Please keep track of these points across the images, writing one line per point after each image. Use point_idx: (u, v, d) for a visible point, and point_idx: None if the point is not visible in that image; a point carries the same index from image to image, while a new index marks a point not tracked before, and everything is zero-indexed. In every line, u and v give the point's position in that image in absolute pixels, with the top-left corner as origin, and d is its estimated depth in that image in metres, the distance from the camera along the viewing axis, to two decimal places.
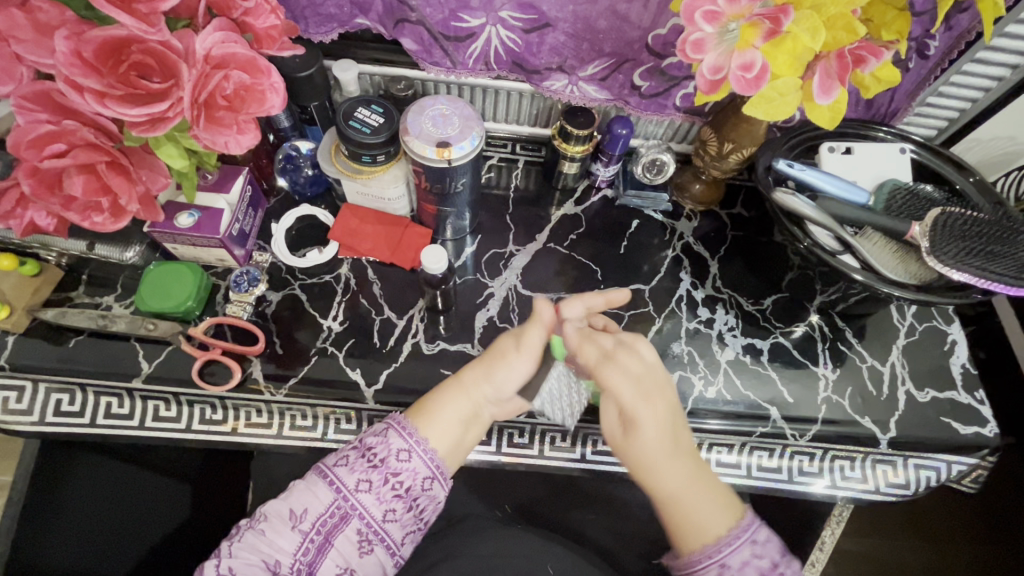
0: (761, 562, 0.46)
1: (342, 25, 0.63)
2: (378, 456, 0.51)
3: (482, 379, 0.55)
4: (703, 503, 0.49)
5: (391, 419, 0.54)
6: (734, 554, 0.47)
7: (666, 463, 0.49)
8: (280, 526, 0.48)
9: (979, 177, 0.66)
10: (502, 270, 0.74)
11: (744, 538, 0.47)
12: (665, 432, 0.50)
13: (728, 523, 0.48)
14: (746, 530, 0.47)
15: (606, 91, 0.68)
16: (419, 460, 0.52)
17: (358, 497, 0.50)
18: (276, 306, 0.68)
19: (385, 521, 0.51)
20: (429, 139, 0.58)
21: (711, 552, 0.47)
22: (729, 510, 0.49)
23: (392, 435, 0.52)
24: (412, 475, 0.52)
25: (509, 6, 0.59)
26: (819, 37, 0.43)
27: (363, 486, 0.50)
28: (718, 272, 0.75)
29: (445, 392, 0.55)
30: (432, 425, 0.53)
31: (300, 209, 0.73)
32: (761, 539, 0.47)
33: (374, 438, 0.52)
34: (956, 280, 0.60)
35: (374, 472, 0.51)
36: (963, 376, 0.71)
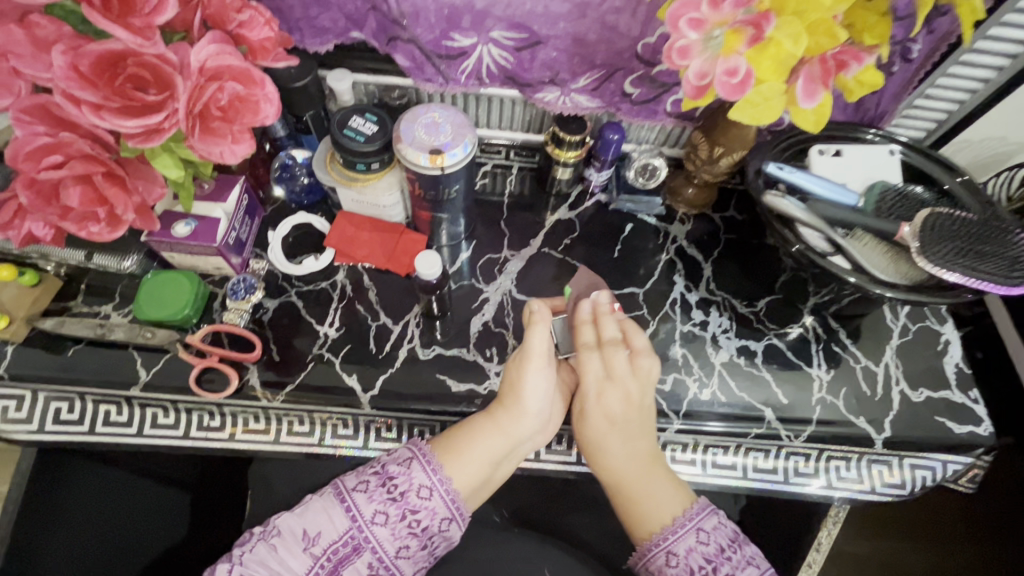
0: (705, 548, 0.54)
1: (336, 36, 0.64)
2: (398, 489, 0.53)
3: (515, 413, 0.58)
4: (654, 495, 0.58)
5: (415, 449, 0.56)
6: (680, 541, 0.55)
7: (623, 453, 0.60)
8: (293, 546, 0.51)
9: (967, 177, 0.67)
10: (497, 275, 0.74)
11: (690, 527, 0.55)
12: (623, 429, 0.61)
13: (679, 509, 0.57)
14: (692, 519, 0.55)
15: (598, 100, 0.69)
16: (439, 499, 0.54)
17: (373, 530, 0.52)
18: (273, 314, 0.69)
19: (397, 557, 0.53)
20: (422, 147, 0.59)
21: (660, 539, 0.55)
22: (681, 500, 0.57)
23: (415, 468, 0.54)
24: (430, 515, 0.53)
25: (500, 25, 0.60)
26: (802, 43, 0.43)
27: (379, 519, 0.52)
28: (711, 274, 0.76)
29: (476, 433, 0.57)
30: (459, 466, 0.55)
31: (295, 217, 0.73)
32: (707, 528, 0.55)
33: (395, 467, 0.54)
34: (947, 280, 0.60)
35: (393, 506, 0.52)
36: (957, 375, 0.72)
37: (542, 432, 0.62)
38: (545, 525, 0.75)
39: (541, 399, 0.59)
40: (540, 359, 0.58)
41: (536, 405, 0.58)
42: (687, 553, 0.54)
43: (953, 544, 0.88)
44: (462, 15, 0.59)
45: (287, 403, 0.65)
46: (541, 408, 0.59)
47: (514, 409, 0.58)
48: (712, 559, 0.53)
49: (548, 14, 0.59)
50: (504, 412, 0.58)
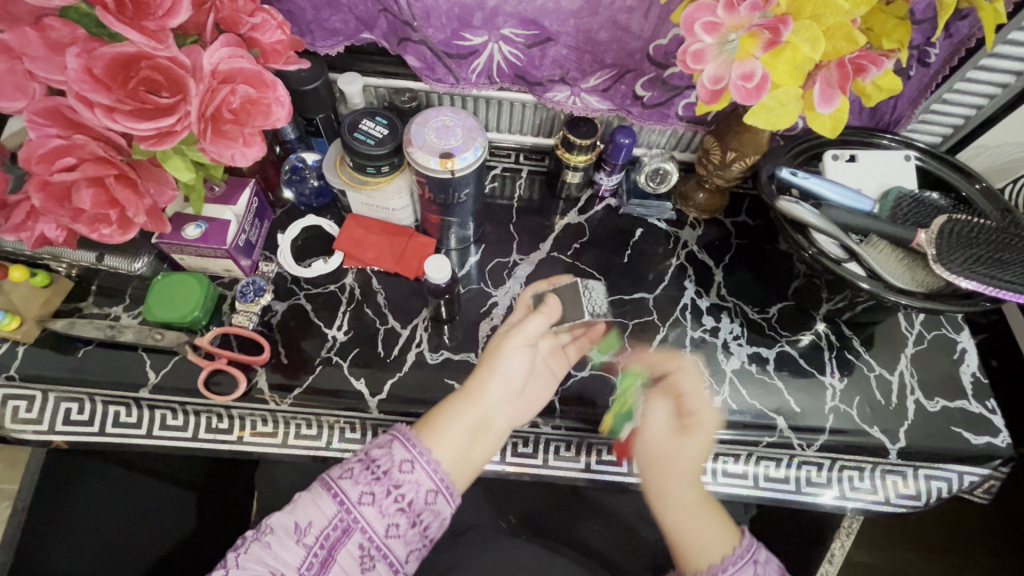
0: None
1: (348, 39, 0.64)
2: (380, 469, 0.52)
3: (487, 383, 0.58)
4: (704, 530, 0.53)
5: (396, 431, 0.54)
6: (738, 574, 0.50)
7: (685, 482, 0.57)
8: (286, 539, 0.49)
9: (986, 183, 0.66)
10: (506, 279, 0.74)
11: (748, 559, 0.51)
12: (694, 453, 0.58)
13: (730, 544, 0.52)
14: (749, 549, 0.51)
15: (608, 102, 0.68)
16: (422, 471, 0.53)
17: (361, 510, 0.51)
18: (282, 316, 0.69)
19: (387, 536, 0.51)
20: (433, 150, 0.59)
21: (719, 570, 0.50)
22: (731, 533, 0.53)
23: (395, 446, 0.53)
24: (414, 488, 0.52)
25: (511, 24, 0.59)
26: (819, 48, 0.43)
27: (365, 499, 0.51)
28: (722, 280, 0.75)
29: (450, 402, 0.57)
30: (430, 431, 0.55)
31: (305, 219, 0.73)
32: (761, 560, 0.51)
33: (378, 450, 0.53)
34: (965, 288, 0.59)
35: (377, 485, 0.51)
36: (974, 385, 0.70)
37: (520, 406, 0.60)
38: (552, 532, 0.74)
39: (515, 370, 0.58)
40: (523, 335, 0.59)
41: (504, 374, 0.58)
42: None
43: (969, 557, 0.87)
44: (472, 14, 0.58)
45: (295, 406, 0.65)
46: (511, 376, 0.58)
47: (487, 378, 0.58)
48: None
49: (559, 11, 0.58)
50: (477, 384, 0.58)
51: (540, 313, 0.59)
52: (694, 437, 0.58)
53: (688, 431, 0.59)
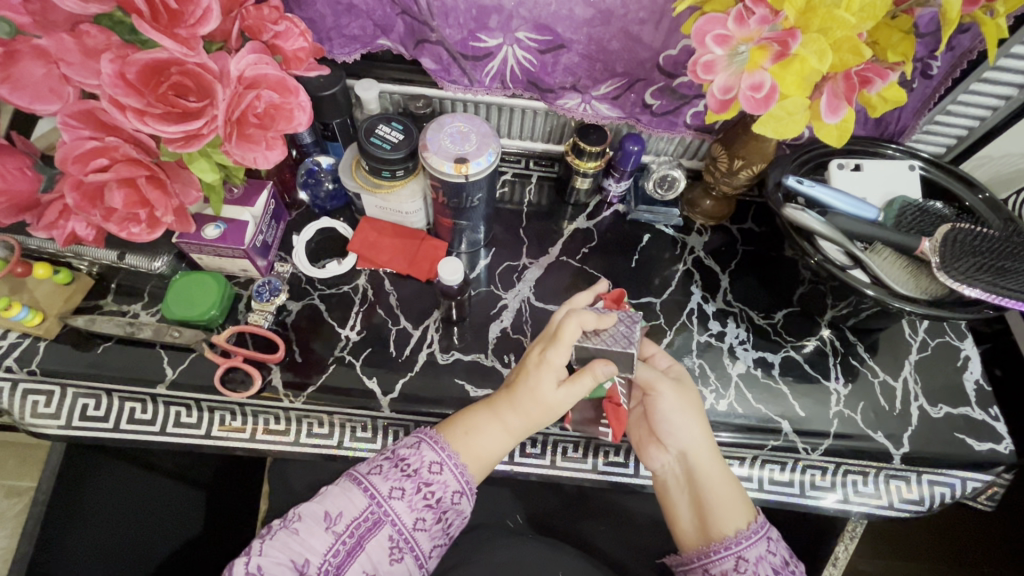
0: (774, 558, 0.53)
1: (364, 46, 0.66)
2: (411, 466, 0.53)
3: (520, 407, 0.56)
4: (729, 498, 0.55)
5: (421, 432, 0.56)
6: (752, 548, 0.53)
7: (705, 437, 0.58)
8: (314, 527, 0.50)
9: (989, 194, 0.67)
10: (516, 283, 0.75)
11: (763, 534, 0.54)
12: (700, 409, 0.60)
13: (753, 512, 0.55)
14: (765, 526, 0.54)
15: (618, 110, 0.70)
16: (450, 474, 0.54)
17: (392, 504, 0.52)
18: (296, 316, 0.70)
19: (415, 529, 0.53)
20: (447, 155, 0.60)
21: (732, 544, 0.53)
22: (748, 508, 0.55)
23: (424, 448, 0.54)
24: (443, 487, 0.54)
25: (525, 27, 0.61)
26: (827, 60, 0.43)
27: (396, 494, 0.52)
28: (728, 285, 0.76)
29: (483, 419, 0.57)
30: (466, 446, 0.55)
31: (320, 221, 0.75)
32: (774, 537, 0.54)
33: (405, 449, 0.55)
34: (967, 295, 0.60)
35: (408, 481, 0.53)
36: (977, 392, 0.71)
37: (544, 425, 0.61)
38: (559, 532, 0.75)
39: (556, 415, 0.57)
40: (553, 371, 0.55)
41: (534, 403, 0.56)
42: (757, 560, 0.52)
43: None
44: (489, 16, 0.60)
45: (309, 405, 0.66)
46: (540, 412, 0.56)
47: (513, 395, 0.57)
48: (780, 569, 0.52)
49: (571, 18, 0.60)
50: (505, 399, 0.57)
51: (588, 374, 0.55)
52: (690, 390, 0.61)
53: (686, 385, 0.61)
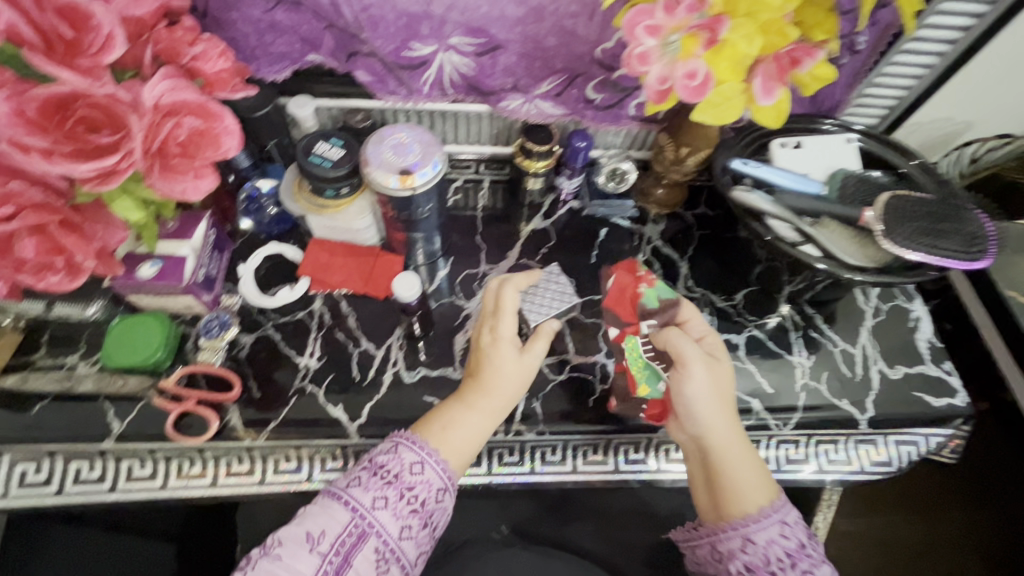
0: (787, 544, 0.52)
1: (294, 62, 0.63)
2: (391, 473, 0.52)
3: (489, 389, 0.58)
4: (746, 473, 0.55)
5: (398, 436, 0.55)
6: (762, 531, 0.53)
7: (729, 419, 0.57)
8: (297, 550, 0.48)
9: (922, 160, 0.70)
10: (478, 290, 0.74)
11: (774, 518, 0.53)
12: (725, 396, 0.58)
13: (766, 498, 0.54)
14: (778, 510, 0.54)
15: (562, 106, 0.70)
16: (432, 471, 0.54)
17: (376, 515, 0.50)
18: (250, 349, 0.67)
19: (402, 539, 0.51)
20: (391, 168, 0.58)
21: (738, 524, 0.54)
22: (767, 490, 0.55)
23: (402, 451, 0.54)
24: (426, 487, 0.53)
25: (458, 32, 0.60)
26: (755, 43, 0.45)
27: (379, 504, 0.51)
28: (688, 271, 0.77)
29: (453, 410, 0.57)
30: (445, 441, 0.55)
31: (267, 247, 0.72)
32: (790, 523, 0.53)
33: (383, 456, 0.53)
34: (911, 260, 0.62)
35: (389, 489, 0.51)
36: (930, 349, 0.74)
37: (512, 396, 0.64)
38: (546, 539, 0.73)
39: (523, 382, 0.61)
40: (509, 344, 0.60)
41: (508, 381, 0.59)
42: (767, 544, 0.52)
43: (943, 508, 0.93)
44: (420, 23, 0.59)
45: (270, 441, 0.62)
46: (510, 392, 0.59)
47: (483, 386, 0.59)
48: (791, 554, 0.52)
49: (504, 18, 0.59)
50: (472, 388, 0.59)
51: (540, 337, 0.61)
52: (721, 369, 0.59)
53: (719, 364, 0.60)
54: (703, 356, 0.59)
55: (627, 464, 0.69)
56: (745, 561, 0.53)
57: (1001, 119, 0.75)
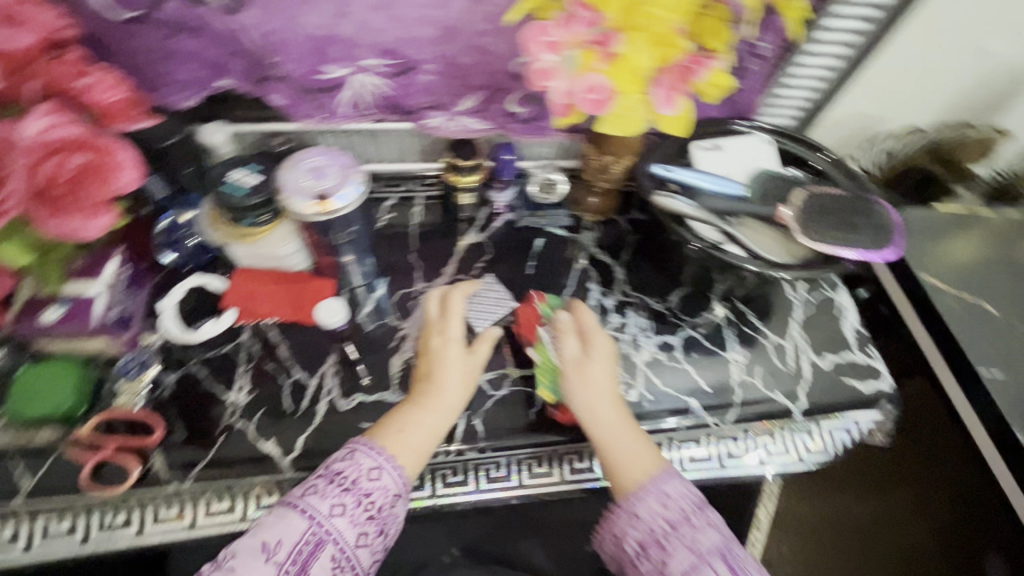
0: (666, 512, 0.53)
1: (202, 89, 0.61)
2: (349, 479, 0.53)
3: (440, 391, 0.60)
4: (630, 450, 0.58)
5: (354, 443, 0.56)
6: (643, 505, 0.54)
7: (609, 403, 0.61)
8: (252, 561, 0.48)
9: (834, 155, 0.73)
10: (414, 310, 0.72)
11: (653, 490, 0.54)
12: (607, 381, 0.62)
13: (648, 470, 0.56)
14: (659, 481, 0.55)
15: (486, 121, 0.70)
16: (389, 477, 0.54)
17: (334, 522, 0.51)
18: (173, 389, 0.64)
19: (358, 546, 0.52)
20: (308, 194, 0.57)
21: (623, 502, 0.55)
22: (651, 463, 0.57)
23: (359, 456, 0.54)
24: (382, 493, 0.53)
25: (371, 54, 0.59)
26: (647, 55, 0.45)
27: (337, 511, 0.51)
28: (624, 276, 0.78)
29: (409, 412, 0.58)
30: (397, 442, 0.56)
31: (188, 280, 0.69)
32: (671, 494, 0.54)
33: (340, 463, 0.54)
34: (829, 252, 0.65)
35: (347, 496, 0.52)
36: (857, 338, 0.77)
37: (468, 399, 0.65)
38: (496, 555, 0.73)
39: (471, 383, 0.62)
40: (457, 343, 0.63)
41: (459, 380, 0.61)
42: (651, 516, 0.53)
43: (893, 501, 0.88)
44: (330, 46, 0.58)
45: (197, 485, 0.60)
46: (462, 391, 0.61)
47: (436, 389, 0.60)
48: (673, 523, 0.53)
49: (415, 40, 0.59)
50: (426, 392, 0.60)
51: (486, 338, 0.64)
52: (596, 357, 0.64)
53: (593, 354, 0.64)
54: (579, 347, 0.65)
55: (574, 474, 0.68)
56: (637, 539, 0.53)
57: (908, 111, 0.82)
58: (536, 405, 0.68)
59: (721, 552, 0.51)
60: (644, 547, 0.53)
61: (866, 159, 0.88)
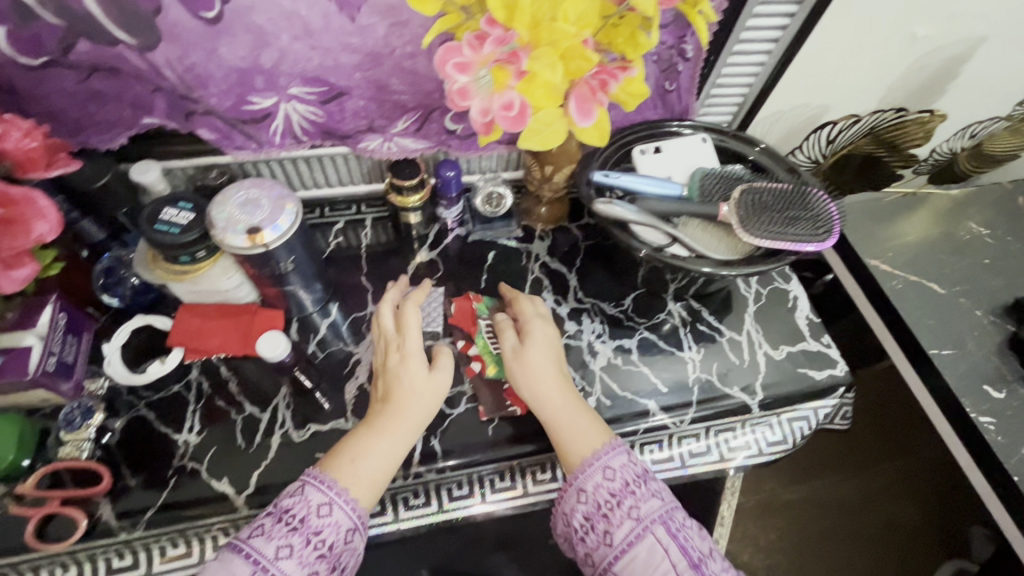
0: (611, 484, 0.54)
1: (128, 128, 0.60)
2: (296, 517, 0.51)
3: (399, 413, 0.58)
4: (580, 429, 0.58)
5: (305, 476, 0.54)
6: (588, 479, 0.55)
7: (553, 385, 0.61)
8: None
9: (764, 145, 0.75)
10: (367, 333, 0.72)
11: (599, 464, 0.55)
12: (551, 364, 0.63)
13: (600, 442, 0.57)
14: (608, 453, 0.56)
15: (424, 140, 0.69)
16: (340, 512, 0.52)
17: (280, 565, 0.48)
18: (120, 435, 0.63)
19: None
20: (238, 227, 0.56)
21: (574, 479, 0.56)
22: (600, 437, 0.58)
23: (309, 492, 0.52)
24: (333, 529, 0.51)
25: (296, 82, 0.59)
26: (557, 72, 0.45)
27: (284, 553, 0.48)
28: (577, 284, 0.78)
29: (361, 437, 0.57)
30: (352, 472, 0.54)
31: (132, 321, 0.67)
32: (615, 466, 0.55)
33: (288, 500, 0.52)
34: (762, 246, 0.66)
35: (295, 535, 0.50)
36: (809, 326, 0.78)
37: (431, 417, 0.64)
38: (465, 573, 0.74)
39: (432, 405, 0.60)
40: (417, 359, 0.61)
41: (419, 398, 0.60)
42: (595, 489, 0.54)
43: (874, 467, 1.04)
44: (253, 77, 0.57)
45: (150, 531, 0.59)
46: (423, 409, 0.59)
47: (395, 408, 0.59)
48: (616, 493, 0.53)
49: (340, 67, 0.58)
50: (382, 415, 0.58)
51: (445, 356, 0.62)
52: (533, 344, 0.63)
53: (533, 340, 0.64)
54: (517, 338, 0.65)
55: (537, 486, 0.68)
56: (584, 514, 0.54)
57: (852, 99, 0.81)
58: (493, 421, 0.67)
59: (663, 518, 0.52)
60: (591, 521, 0.53)
61: (813, 152, 0.89)
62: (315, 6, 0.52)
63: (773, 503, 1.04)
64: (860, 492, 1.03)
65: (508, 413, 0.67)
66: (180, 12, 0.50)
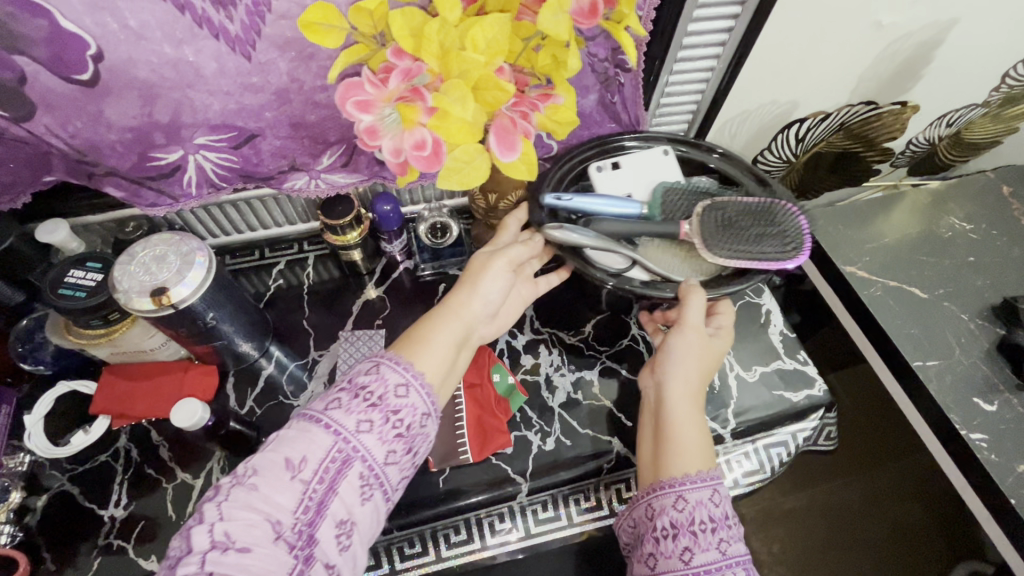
0: (715, 509, 0.50)
1: (26, 191, 0.56)
2: (375, 394, 0.46)
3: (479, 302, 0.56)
4: (690, 437, 0.55)
5: (378, 355, 0.49)
6: (694, 491, 0.51)
7: (689, 381, 0.59)
8: (277, 479, 0.41)
9: (722, 150, 0.70)
10: (308, 382, 0.68)
11: (707, 484, 0.51)
12: (694, 361, 0.60)
13: (704, 466, 0.53)
14: (711, 478, 0.52)
15: (356, 174, 0.65)
16: (417, 395, 0.47)
17: (361, 439, 0.44)
18: (42, 514, 0.59)
19: (387, 465, 0.45)
20: (143, 290, 0.52)
21: (674, 483, 0.52)
22: (704, 459, 0.54)
23: (385, 371, 0.47)
24: (411, 411, 0.47)
25: (201, 131, 0.54)
26: (468, 107, 0.39)
27: (364, 427, 0.44)
28: (534, 313, 0.74)
29: (434, 318, 0.54)
30: (425, 354, 0.50)
31: (55, 389, 0.63)
32: (723, 493, 0.51)
33: (364, 377, 0.47)
34: (733, 267, 0.61)
35: (375, 412, 0.45)
36: (783, 342, 0.73)
37: (491, 322, 0.61)
38: None
39: (493, 292, 0.57)
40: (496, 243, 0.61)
41: (495, 280, 0.57)
42: (698, 504, 0.50)
43: (874, 469, 0.98)
44: (150, 133, 0.52)
45: None
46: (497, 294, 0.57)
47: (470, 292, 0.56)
48: (715, 519, 0.50)
49: (245, 109, 0.54)
50: (458, 296, 0.56)
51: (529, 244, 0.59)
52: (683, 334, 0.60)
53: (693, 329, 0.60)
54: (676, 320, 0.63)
55: (494, 537, 0.66)
56: (670, 518, 0.51)
57: (819, 95, 0.75)
58: (445, 471, 0.63)
59: (746, 562, 0.49)
60: (676, 529, 0.50)
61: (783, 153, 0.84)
62: (203, 50, 0.47)
63: (771, 513, 0.98)
64: (862, 493, 0.97)
65: (462, 461, 0.62)
66: (49, 77, 0.46)
